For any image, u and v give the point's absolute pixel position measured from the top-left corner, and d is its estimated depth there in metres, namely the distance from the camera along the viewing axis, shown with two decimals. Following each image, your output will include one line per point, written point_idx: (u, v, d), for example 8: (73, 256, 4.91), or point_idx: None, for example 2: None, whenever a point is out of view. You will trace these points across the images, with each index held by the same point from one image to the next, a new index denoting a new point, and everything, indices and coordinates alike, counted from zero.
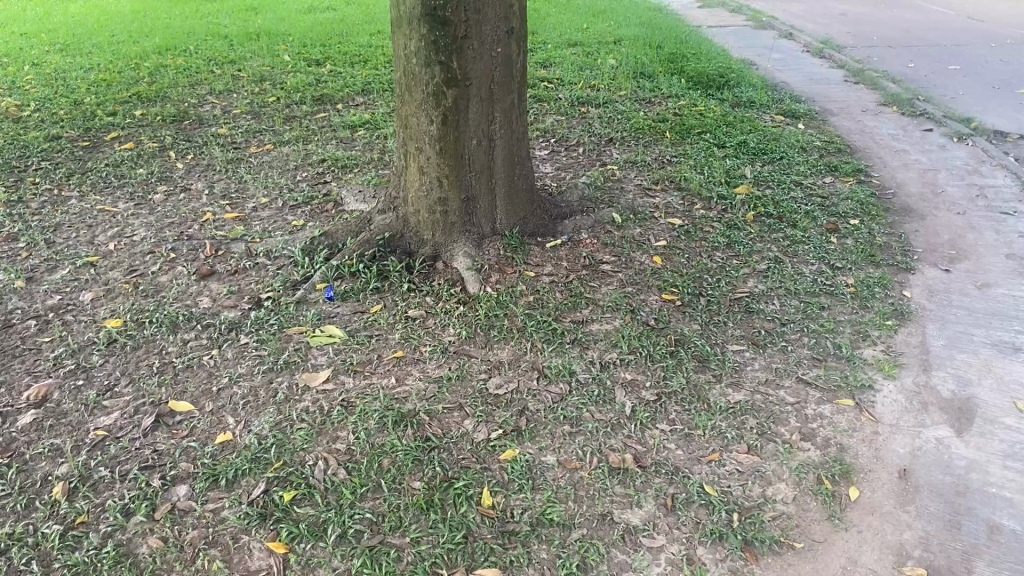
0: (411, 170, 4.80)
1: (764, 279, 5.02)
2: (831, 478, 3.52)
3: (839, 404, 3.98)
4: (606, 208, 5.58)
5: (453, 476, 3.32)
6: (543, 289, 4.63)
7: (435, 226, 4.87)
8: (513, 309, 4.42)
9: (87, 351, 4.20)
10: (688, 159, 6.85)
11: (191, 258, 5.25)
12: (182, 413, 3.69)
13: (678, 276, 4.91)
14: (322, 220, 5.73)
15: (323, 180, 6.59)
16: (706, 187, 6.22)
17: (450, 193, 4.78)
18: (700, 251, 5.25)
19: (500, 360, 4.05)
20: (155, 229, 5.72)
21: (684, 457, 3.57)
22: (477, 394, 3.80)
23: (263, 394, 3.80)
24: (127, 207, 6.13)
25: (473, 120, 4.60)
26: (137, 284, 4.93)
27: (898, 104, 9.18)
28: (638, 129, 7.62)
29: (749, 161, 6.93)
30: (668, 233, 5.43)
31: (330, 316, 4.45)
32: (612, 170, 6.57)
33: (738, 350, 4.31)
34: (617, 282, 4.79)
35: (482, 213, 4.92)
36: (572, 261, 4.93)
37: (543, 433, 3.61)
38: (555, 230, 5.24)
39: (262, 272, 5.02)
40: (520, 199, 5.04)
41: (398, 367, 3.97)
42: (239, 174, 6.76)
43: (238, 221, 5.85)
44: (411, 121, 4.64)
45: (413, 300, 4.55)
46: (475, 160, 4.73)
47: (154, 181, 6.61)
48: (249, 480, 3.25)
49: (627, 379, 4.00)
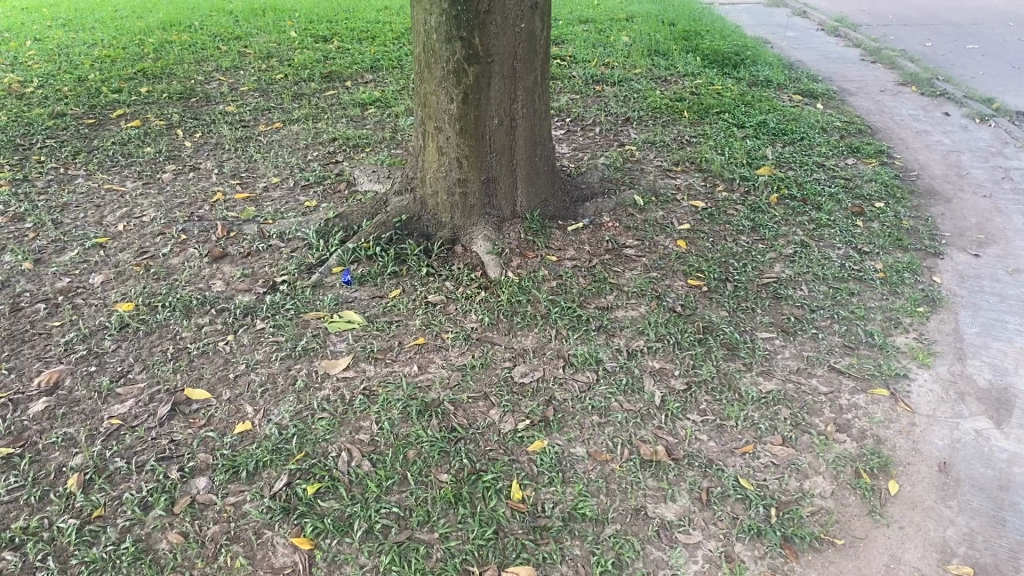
0: (430, 150, 4.66)
1: (790, 264, 4.89)
2: (869, 471, 3.41)
3: (874, 394, 3.87)
4: (627, 190, 5.44)
5: (481, 468, 3.21)
6: (566, 273, 4.50)
7: (454, 208, 4.74)
8: (536, 295, 4.29)
9: (99, 336, 4.09)
10: (708, 139, 6.70)
11: (202, 239, 5.12)
12: (199, 401, 3.58)
13: (703, 261, 4.78)
14: (336, 201, 5.60)
15: (334, 159, 6.45)
16: (727, 168, 6.08)
17: (470, 174, 4.63)
18: (724, 235, 5.12)
19: (524, 348, 3.93)
20: (165, 209, 5.58)
21: (717, 449, 3.46)
22: (502, 383, 3.69)
23: (281, 382, 3.69)
24: (135, 186, 5.99)
25: (495, 98, 4.45)
26: (148, 266, 4.80)
27: (917, 83, 9.00)
28: (655, 108, 7.46)
29: (769, 142, 6.78)
30: (691, 216, 5.30)
31: (348, 301, 4.33)
32: (631, 150, 6.42)
33: (767, 338, 4.20)
34: (642, 267, 4.66)
35: (502, 195, 4.78)
36: (595, 245, 4.80)
37: (571, 424, 3.49)
38: (576, 213, 5.10)
39: (276, 254, 4.90)
40: (541, 181, 4.89)
41: (419, 354, 3.86)
42: (249, 152, 6.62)
43: (250, 201, 5.71)
44: (430, 100, 4.49)
45: (433, 285, 4.43)
46: (496, 140, 4.58)
47: (162, 160, 6.47)
48: (270, 473, 3.14)
49: (655, 367, 3.88)
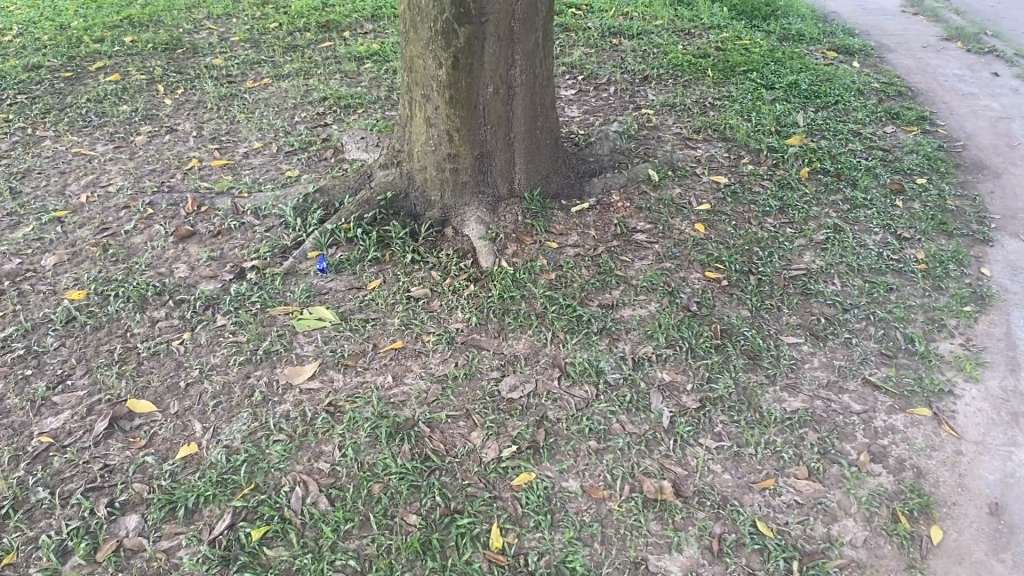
0: (417, 120, 4.15)
1: (821, 253, 4.37)
2: (908, 514, 2.94)
3: (914, 415, 3.38)
4: (641, 162, 4.88)
5: (457, 508, 2.76)
6: (567, 264, 4.00)
7: (444, 186, 4.24)
8: (532, 290, 3.81)
9: (41, 331, 3.65)
10: (733, 103, 6.10)
11: (170, 215, 4.65)
12: (142, 416, 3.15)
13: (723, 249, 4.26)
14: (320, 171, 5.09)
15: (323, 121, 5.92)
16: (754, 137, 5.50)
17: (461, 149, 4.11)
18: (748, 216, 4.58)
19: (516, 355, 3.46)
20: (133, 178, 5.11)
21: (732, 484, 2.99)
22: (488, 399, 3.23)
23: (238, 393, 3.24)
24: (105, 151, 5.51)
25: (489, 63, 3.90)
26: (107, 245, 4.35)
27: (963, 38, 8.29)
28: (676, 65, 6.84)
29: (800, 106, 6.18)
30: (711, 193, 4.75)
31: (321, 292, 3.87)
32: (647, 115, 5.85)
33: (794, 343, 3.71)
34: (654, 256, 4.15)
35: (498, 171, 4.26)
36: (602, 229, 4.28)
37: (564, 452, 3.03)
38: (582, 191, 4.56)
39: (248, 235, 4.43)
40: (543, 155, 4.35)
41: (396, 361, 3.40)
42: (232, 112, 6.10)
43: (227, 170, 5.22)
44: (417, 63, 3.96)
45: (417, 276, 3.95)
46: (491, 110, 4.05)
47: (137, 120, 5.97)
48: (212, 511, 2.72)
49: (664, 380, 3.40)
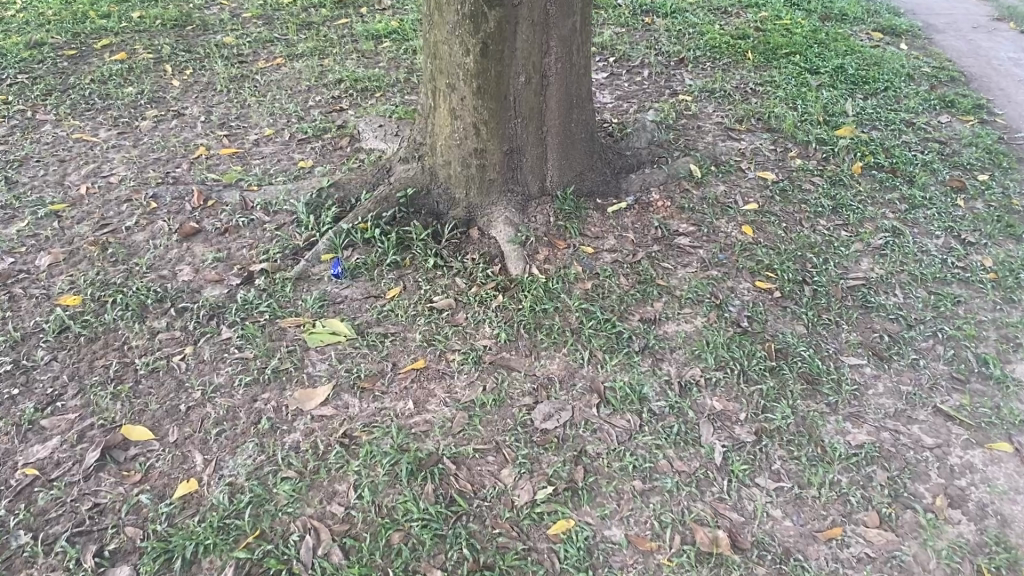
0: (441, 111, 3.79)
1: (879, 260, 4.00)
2: (995, 571, 2.59)
3: (993, 451, 3.02)
4: (681, 156, 4.51)
5: (486, 563, 2.45)
6: (604, 272, 3.65)
7: (469, 183, 3.89)
8: (567, 302, 3.47)
9: (32, 342, 3.35)
10: (777, 89, 5.70)
11: (174, 210, 4.33)
12: (138, 445, 2.85)
13: (774, 255, 3.90)
14: (335, 163, 4.76)
15: (339, 105, 5.57)
16: (801, 128, 5.11)
17: (489, 144, 3.76)
18: (798, 218, 4.22)
19: (550, 377, 3.13)
20: (137, 168, 4.79)
21: (794, 533, 2.66)
22: (520, 430, 2.90)
23: (243, 420, 2.93)
24: (108, 137, 5.19)
25: (522, 49, 3.54)
26: (106, 244, 4.04)
27: (1015, 18, 7.80)
28: (713, 47, 6.43)
29: (848, 92, 5.77)
30: (758, 191, 4.38)
31: (335, 300, 3.55)
32: (685, 102, 5.46)
33: (855, 366, 3.36)
34: (698, 263, 3.80)
35: (529, 168, 3.90)
36: (641, 233, 3.93)
37: (606, 494, 2.71)
38: (619, 188, 4.20)
39: (258, 234, 4.11)
40: (578, 150, 3.99)
41: (418, 384, 3.07)
42: (242, 95, 5.76)
43: (236, 159, 4.89)
44: (441, 50, 3.60)
45: (440, 284, 3.63)
46: (522, 101, 3.69)
47: (143, 103, 5.64)
48: (212, 563, 2.42)
49: (714, 409, 3.07)
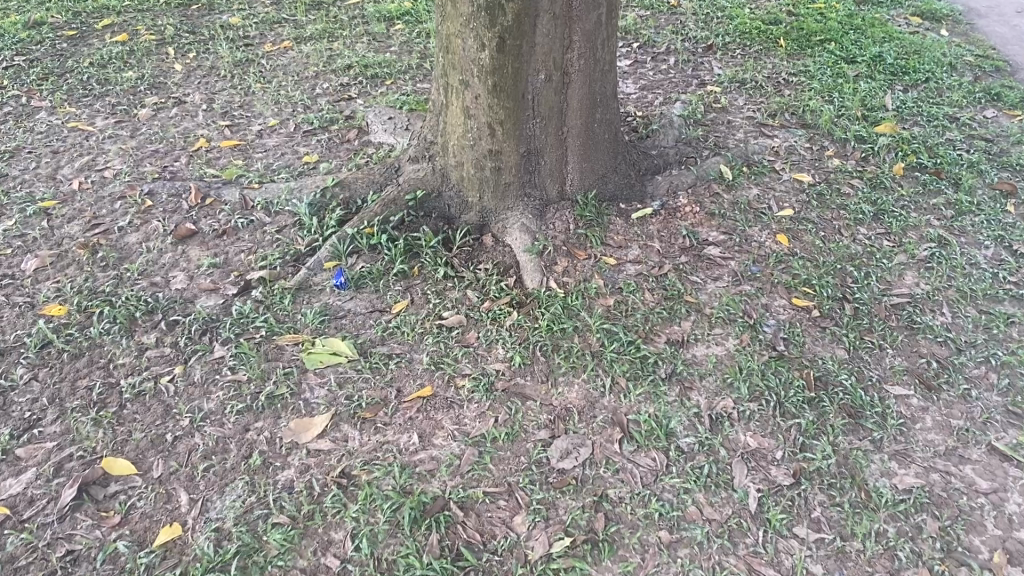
0: (454, 109, 3.51)
1: (925, 274, 3.70)
2: None
3: None
4: (711, 156, 4.21)
5: None
6: (628, 286, 3.38)
7: (483, 187, 3.62)
8: (587, 321, 3.20)
9: (12, 358, 3.12)
10: (811, 80, 5.36)
11: (170, 208, 4.08)
12: (119, 480, 2.62)
13: (812, 268, 3.61)
14: (341, 158, 4.48)
15: (347, 94, 5.29)
16: (838, 123, 4.78)
17: (505, 145, 3.48)
18: (837, 226, 3.91)
19: (568, 408, 2.87)
20: (133, 161, 4.54)
21: None
22: (535, 470, 2.65)
23: (234, 454, 2.70)
24: (105, 126, 4.94)
25: (542, 44, 3.24)
26: (96, 246, 3.79)
27: None
28: (744, 33, 6.08)
29: (887, 84, 5.43)
30: (793, 195, 4.08)
31: (337, 314, 3.30)
32: (713, 94, 5.14)
33: (902, 397, 3.07)
34: (729, 276, 3.52)
35: (548, 170, 3.62)
36: (668, 242, 3.65)
37: (629, 546, 2.46)
38: (643, 192, 3.90)
39: (258, 237, 3.86)
40: (601, 152, 3.70)
41: (424, 413, 2.82)
42: (247, 81, 5.48)
43: (237, 152, 4.62)
44: (454, 43, 3.32)
45: (450, 297, 3.37)
46: (541, 100, 3.40)
47: (143, 89, 5.38)
48: None
49: (748, 447, 2.80)
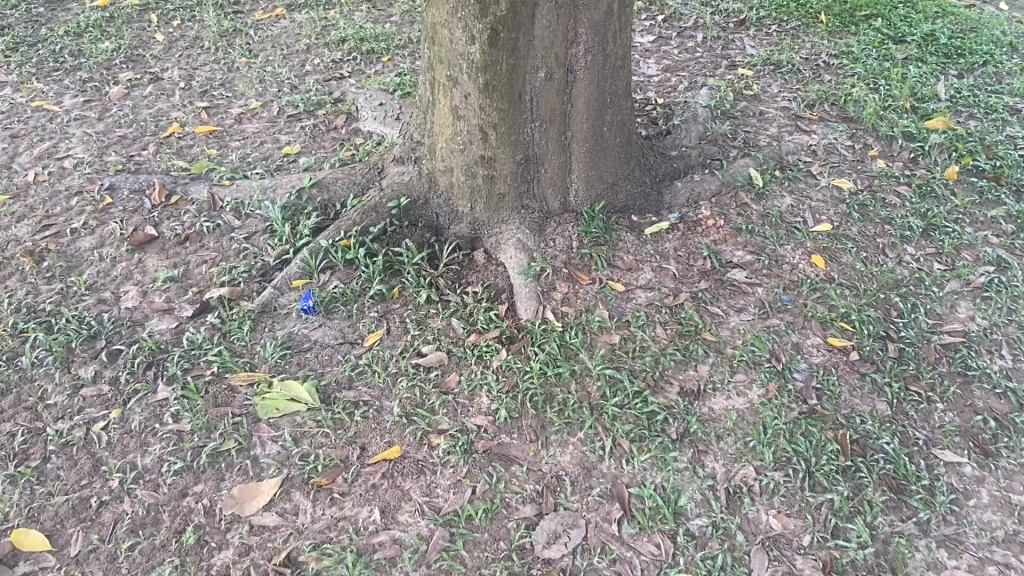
0: (441, 108, 3.04)
1: (982, 305, 3.20)
2: None
3: None
4: (739, 157, 3.71)
5: None
6: (636, 320, 2.93)
7: (475, 197, 3.16)
8: (586, 363, 2.77)
9: None
10: (855, 64, 4.81)
11: (130, 207, 3.66)
12: (28, 559, 2.24)
13: (850, 299, 3.13)
14: (325, 151, 4.03)
15: (339, 72, 4.81)
16: (883, 117, 4.25)
17: (499, 152, 3.01)
18: (880, 244, 3.42)
19: (559, 477, 2.45)
20: (97, 148, 4.11)
21: None
22: (516, 559, 2.24)
23: (166, 528, 2.31)
24: (73, 106, 4.51)
25: (541, 37, 2.76)
26: (44, 254, 3.39)
27: None
28: (780, 6, 5.50)
29: (939, 68, 4.86)
30: (831, 206, 3.59)
31: (302, 346, 2.88)
32: (744, 79, 4.61)
33: (954, 466, 2.61)
34: (755, 307, 3.05)
35: (549, 179, 3.15)
36: (685, 263, 3.18)
37: None
38: (660, 201, 3.41)
39: (224, 245, 3.44)
40: (611, 158, 3.22)
41: (390, 481, 2.41)
42: (232, 55, 5.02)
43: (212, 140, 4.19)
44: (441, 33, 2.84)
45: (432, 328, 2.94)
46: (541, 101, 2.92)
47: (118, 62, 4.93)
48: None
49: (770, 531, 2.37)
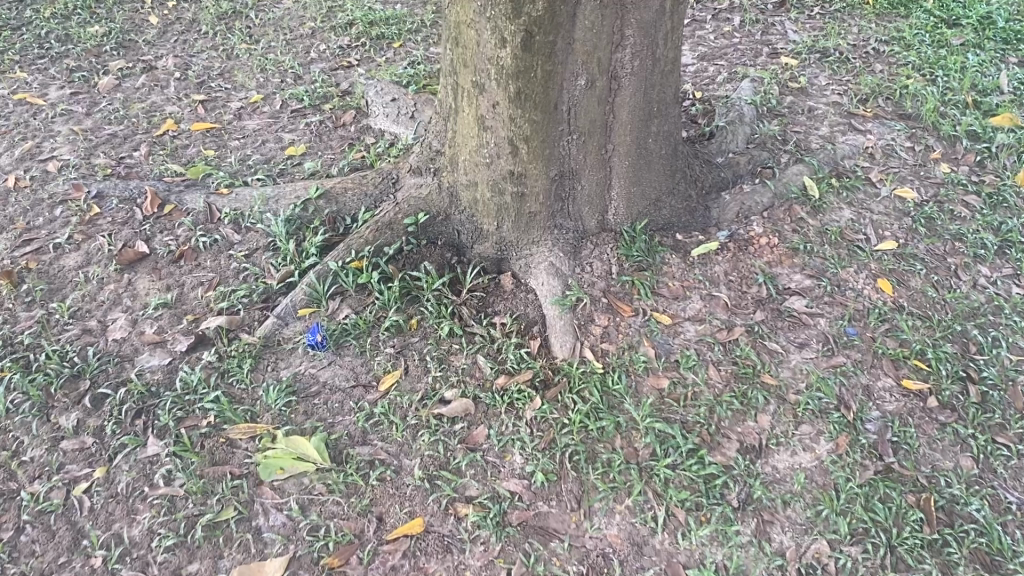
0: (464, 117, 2.68)
1: None
2: None
3: None
4: (792, 164, 3.36)
5: None
6: (685, 360, 2.60)
7: (501, 216, 2.81)
8: (632, 414, 2.44)
9: None
10: (908, 51, 4.41)
11: (120, 218, 3.32)
12: None
13: (923, 332, 2.79)
14: (333, 153, 3.68)
15: (346, 61, 4.44)
16: (943, 114, 3.87)
17: (531, 167, 2.66)
18: (951, 265, 3.07)
19: (606, 555, 2.13)
20: (84, 148, 3.76)
21: None
22: None
23: None
24: (59, 99, 4.15)
25: (582, 40, 2.41)
26: (23, 275, 3.06)
27: None
28: None
29: (999, 56, 4.45)
30: (895, 220, 3.23)
31: (310, 390, 2.56)
32: (789, 69, 4.22)
33: None
34: (818, 342, 2.72)
35: (585, 196, 2.81)
36: (738, 290, 2.84)
37: None
38: (707, 217, 3.07)
39: (222, 265, 3.10)
40: (654, 171, 2.86)
41: (412, 563, 2.10)
42: (231, 41, 4.64)
43: (210, 139, 3.83)
44: (466, 34, 2.47)
45: (456, 367, 2.61)
46: (579, 111, 2.56)
47: (108, 49, 4.55)
48: None
49: None
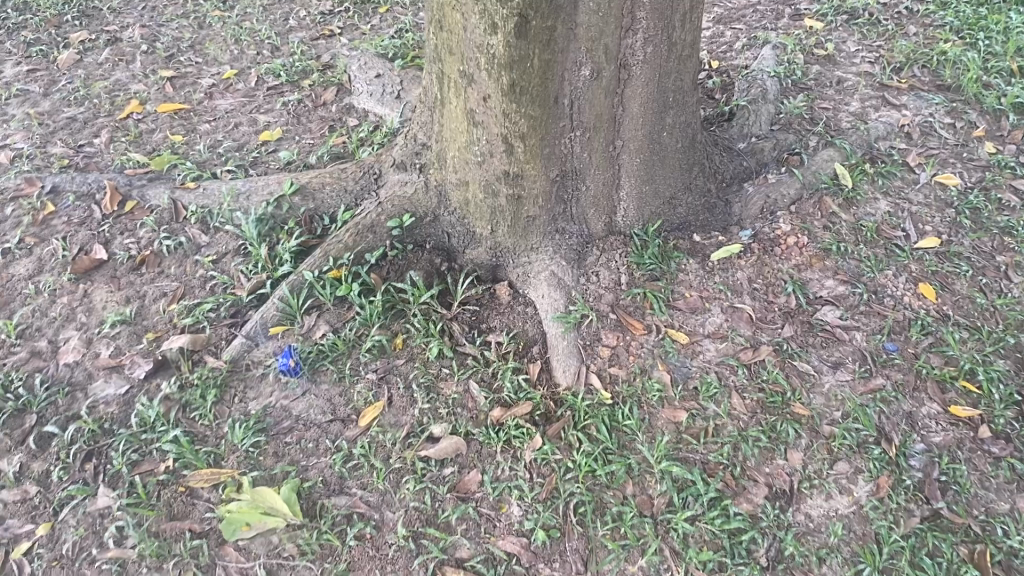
0: (451, 110, 2.34)
1: None
2: None
3: None
4: (821, 147, 3.03)
5: None
6: (705, 387, 2.30)
7: (495, 219, 2.49)
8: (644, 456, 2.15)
9: None
10: (945, 9, 3.99)
11: (75, 217, 3.00)
12: None
13: (973, 347, 2.47)
14: (312, 138, 3.35)
15: (328, 29, 4.06)
16: (986, 84, 3.48)
17: (528, 168, 2.33)
18: (1002, 264, 2.73)
19: None
20: (39, 134, 3.42)
21: None
22: None
23: None
24: (14, 77, 3.80)
25: (587, 24, 2.08)
26: None
27: None
28: None
29: None
30: (937, 212, 2.89)
31: (282, 426, 2.27)
32: (813, 34, 3.83)
33: None
34: (854, 361, 2.41)
35: (590, 197, 2.49)
36: (763, 301, 2.54)
37: None
38: (728, 213, 2.76)
39: (188, 272, 2.79)
40: (669, 167, 2.54)
41: None
42: (203, 8, 4.26)
43: (177, 122, 3.48)
44: (450, 18, 2.11)
45: (446, 396, 2.32)
46: (584, 103, 2.23)
47: (69, 18, 4.17)
48: None
49: None
